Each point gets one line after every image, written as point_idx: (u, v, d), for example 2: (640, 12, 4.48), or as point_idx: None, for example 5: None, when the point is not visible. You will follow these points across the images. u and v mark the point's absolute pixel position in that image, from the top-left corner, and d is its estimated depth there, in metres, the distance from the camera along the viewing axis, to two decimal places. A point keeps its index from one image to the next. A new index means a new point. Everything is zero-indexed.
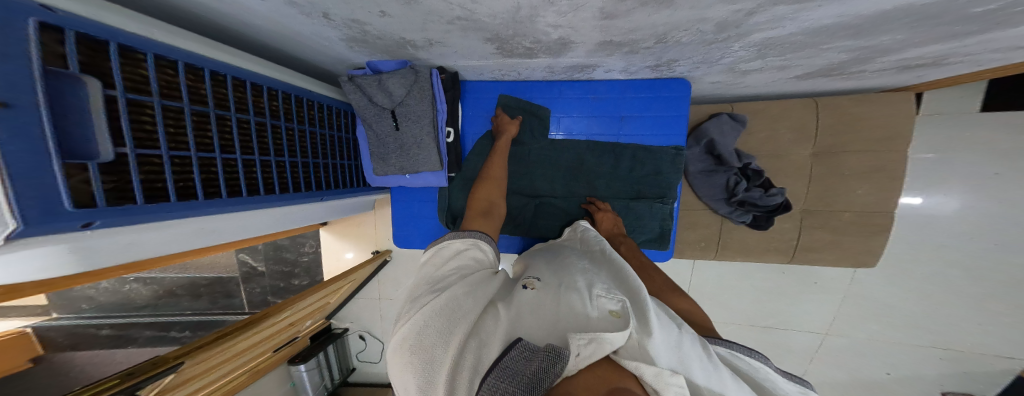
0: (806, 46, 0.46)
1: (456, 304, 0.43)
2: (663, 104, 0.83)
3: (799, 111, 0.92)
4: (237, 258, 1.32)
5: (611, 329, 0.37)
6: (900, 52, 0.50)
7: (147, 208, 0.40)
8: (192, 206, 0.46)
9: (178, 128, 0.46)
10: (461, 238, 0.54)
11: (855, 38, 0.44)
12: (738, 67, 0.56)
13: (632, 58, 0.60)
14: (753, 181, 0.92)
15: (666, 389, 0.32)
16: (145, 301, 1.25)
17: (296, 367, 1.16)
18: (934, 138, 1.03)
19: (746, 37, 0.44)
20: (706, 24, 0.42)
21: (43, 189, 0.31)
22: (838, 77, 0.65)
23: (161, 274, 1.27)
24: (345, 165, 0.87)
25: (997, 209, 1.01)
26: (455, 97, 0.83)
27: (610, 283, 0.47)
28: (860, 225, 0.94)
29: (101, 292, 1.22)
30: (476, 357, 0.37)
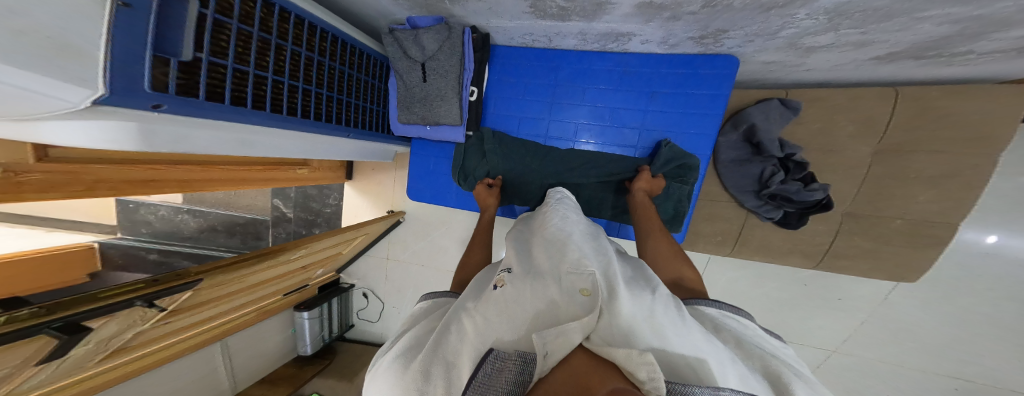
0: (891, 16, 0.39)
1: (419, 341, 0.46)
2: (701, 82, 0.75)
3: (871, 100, 0.79)
4: (271, 203, 1.44)
5: (580, 314, 0.37)
6: (1020, 29, 0.40)
7: (205, 104, 0.43)
8: (241, 112, 0.49)
9: (245, 50, 0.51)
10: (431, 301, 0.57)
11: (960, 7, 0.35)
12: (800, 41, 0.48)
13: (673, 25, 0.54)
14: (792, 174, 0.84)
15: (638, 368, 0.28)
16: (190, 233, 1.40)
17: (300, 314, 1.27)
18: None
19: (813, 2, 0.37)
20: None
21: (134, 74, 0.32)
22: (928, 62, 0.55)
23: (208, 209, 1.41)
24: (374, 111, 0.90)
25: None
26: (483, 59, 0.82)
27: (582, 257, 0.46)
28: (909, 236, 0.84)
29: (157, 219, 1.38)
30: (447, 383, 0.37)
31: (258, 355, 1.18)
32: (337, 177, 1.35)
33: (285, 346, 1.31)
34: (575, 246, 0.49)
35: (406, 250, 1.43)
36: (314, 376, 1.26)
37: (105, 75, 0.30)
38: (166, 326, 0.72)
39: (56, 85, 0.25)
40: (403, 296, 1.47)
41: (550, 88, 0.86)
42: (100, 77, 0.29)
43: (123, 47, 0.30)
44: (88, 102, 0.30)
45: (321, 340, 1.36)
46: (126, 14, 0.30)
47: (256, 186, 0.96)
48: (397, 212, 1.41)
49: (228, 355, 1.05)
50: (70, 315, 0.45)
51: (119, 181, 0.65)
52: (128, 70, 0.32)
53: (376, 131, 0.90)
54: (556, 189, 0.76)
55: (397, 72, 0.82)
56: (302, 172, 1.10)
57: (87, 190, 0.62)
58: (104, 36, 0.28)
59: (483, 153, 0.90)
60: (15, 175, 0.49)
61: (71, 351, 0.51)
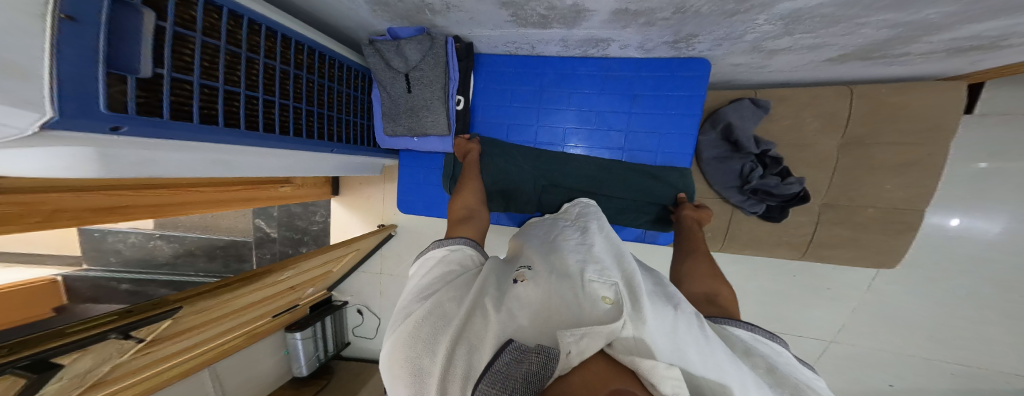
0: (837, 21, 0.42)
1: (441, 310, 0.45)
2: (676, 84, 0.80)
3: (832, 97, 0.86)
4: (253, 223, 1.39)
5: (605, 320, 0.37)
6: (950, 29, 0.44)
7: (172, 124, 0.42)
8: (212, 131, 0.48)
9: (213, 66, 0.50)
10: (445, 249, 0.56)
11: (896, 13, 0.40)
12: (763, 45, 0.52)
13: (648, 31, 0.56)
14: (770, 169, 0.88)
15: (663, 381, 0.29)
16: (165, 259, 1.34)
17: (292, 335, 1.22)
18: (979, 143, 0.97)
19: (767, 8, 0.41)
20: None
21: (85, 93, 0.31)
22: (876, 61, 0.60)
23: (184, 233, 1.35)
24: (358, 123, 0.89)
25: None
26: (468, 68, 0.84)
27: (608, 265, 0.48)
28: (883, 223, 0.89)
29: (127, 246, 1.31)
30: (468, 365, 0.38)
31: (250, 378, 1.10)
32: (323, 193, 1.33)
33: (280, 368, 1.24)
34: (597, 255, 0.51)
35: (400, 264, 1.41)
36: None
37: (52, 96, 0.28)
38: (148, 355, 0.68)
39: (3, 109, 0.24)
40: None
41: (536, 94, 0.88)
42: (46, 100, 0.28)
43: (71, 64, 0.30)
44: (36, 127, 0.28)
45: (316, 360, 1.31)
46: (72, 30, 0.29)
47: (234, 207, 0.92)
48: (389, 225, 1.39)
49: (217, 378, 0.96)
50: (40, 353, 0.42)
51: (83, 209, 0.62)
52: (77, 88, 0.30)
53: (360, 144, 0.90)
54: (581, 200, 0.79)
55: (380, 84, 0.83)
56: (285, 189, 1.08)
57: (48, 221, 0.57)
58: (48, 52, 0.27)
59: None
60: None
61: (46, 388, 0.46)
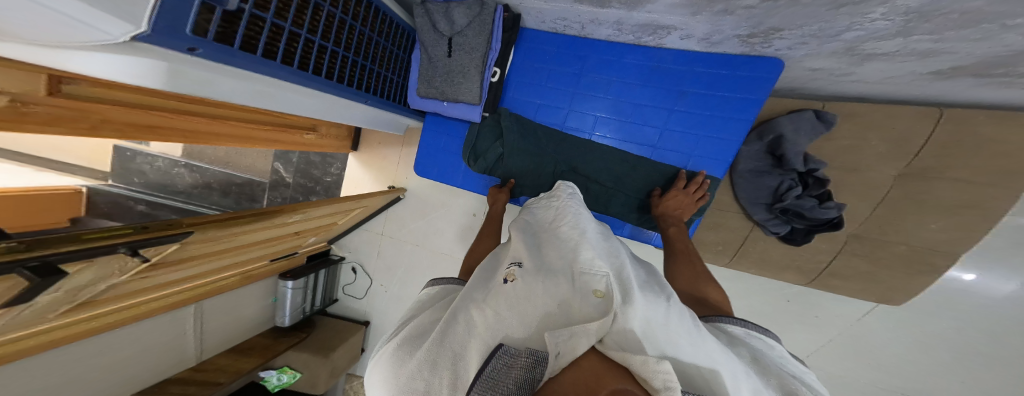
0: (965, 45, 0.35)
1: (422, 329, 0.47)
2: (733, 84, 0.72)
3: (910, 121, 0.76)
4: (272, 166, 1.42)
5: (594, 316, 0.36)
6: None
7: (240, 54, 0.40)
8: (268, 65, 0.46)
9: (285, 6, 0.49)
10: (438, 286, 0.58)
11: None
12: (858, 47, 0.41)
13: (722, 20, 0.46)
14: (809, 190, 0.84)
15: (654, 376, 0.28)
16: (183, 187, 1.36)
17: (284, 282, 1.22)
18: None
19: (870, 24, 0.34)
20: None
21: (176, 12, 0.29)
22: (985, 88, 0.50)
23: (206, 165, 1.37)
24: (395, 81, 0.87)
25: None
26: (511, 40, 0.79)
27: (598, 253, 0.46)
28: (905, 263, 0.86)
29: (152, 170, 1.33)
30: (453, 375, 0.37)
31: (232, 323, 1.13)
32: (343, 146, 1.32)
33: (264, 313, 1.28)
34: (587, 242, 0.49)
35: (402, 228, 1.42)
36: (288, 348, 1.22)
37: (152, 12, 0.26)
38: (146, 280, 0.70)
39: (101, 18, 0.22)
40: (393, 274, 1.46)
41: (574, 77, 0.83)
42: (146, 16, 0.26)
43: None
44: (128, 37, 0.27)
45: (301, 313, 1.32)
46: None
47: (261, 146, 0.92)
48: (398, 188, 1.38)
49: (200, 319, 0.99)
50: (46, 254, 0.43)
51: (126, 124, 0.62)
52: (173, 6, 0.28)
53: (393, 102, 0.86)
54: (565, 183, 0.74)
55: (422, 45, 0.80)
56: (308, 138, 1.07)
57: (91, 130, 0.57)
58: None
59: (499, 135, 0.86)
60: (24, 105, 0.47)
61: (39, 298, 0.49)
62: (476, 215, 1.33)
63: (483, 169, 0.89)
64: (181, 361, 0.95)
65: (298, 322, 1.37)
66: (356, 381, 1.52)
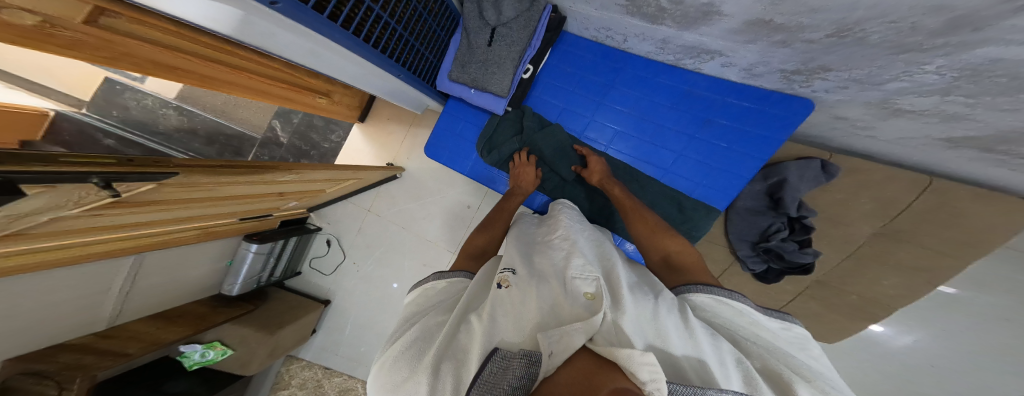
0: (996, 115, 0.37)
1: (429, 332, 0.42)
2: (762, 120, 0.72)
3: (902, 184, 0.80)
4: (269, 123, 1.33)
5: (584, 315, 0.38)
6: None
7: (308, 13, 0.39)
8: (329, 28, 0.44)
9: None
10: (446, 281, 0.51)
11: None
12: (893, 99, 0.44)
13: (774, 51, 0.49)
14: (794, 235, 0.88)
15: (641, 369, 0.27)
16: (165, 129, 1.23)
17: (248, 244, 1.12)
18: None
19: (921, 76, 0.36)
20: (882, 37, 0.34)
21: None
22: (972, 162, 0.55)
23: (198, 112, 1.27)
24: (428, 61, 0.84)
25: None
26: (552, 40, 0.79)
27: (588, 259, 0.49)
28: (855, 310, 0.95)
29: (137, 108, 1.20)
30: (457, 378, 0.34)
31: (168, 284, 0.98)
32: (351, 114, 1.28)
33: (211, 278, 1.15)
34: (580, 250, 0.51)
35: (392, 207, 1.37)
36: (227, 320, 1.05)
37: None
38: (93, 219, 0.55)
39: None
40: (370, 254, 1.39)
41: (604, 88, 0.84)
42: None
43: None
44: None
45: (254, 282, 1.20)
46: None
47: (271, 101, 0.87)
48: (396, 167, 1.34)
49: (134, 277, 0.86)
50: (13, 172, 0.32)
51: (147, 60, 0.52)
52: None
53: (422, 80, 0.83)
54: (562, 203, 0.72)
55: (464, 30, 0.78)
56: (319, 101, 1.01)
57: (110, 59, 0.46)
58: None
59: (519, 130, 0.86)
60: (49, 28, 0.35)
61: None
62: (470, 207, 1.31)
63: (495, 162, 0.87)
64: (90, 322, 0.80)
65: (247, 293, 1.24)
66: (295, 364, 1.39)
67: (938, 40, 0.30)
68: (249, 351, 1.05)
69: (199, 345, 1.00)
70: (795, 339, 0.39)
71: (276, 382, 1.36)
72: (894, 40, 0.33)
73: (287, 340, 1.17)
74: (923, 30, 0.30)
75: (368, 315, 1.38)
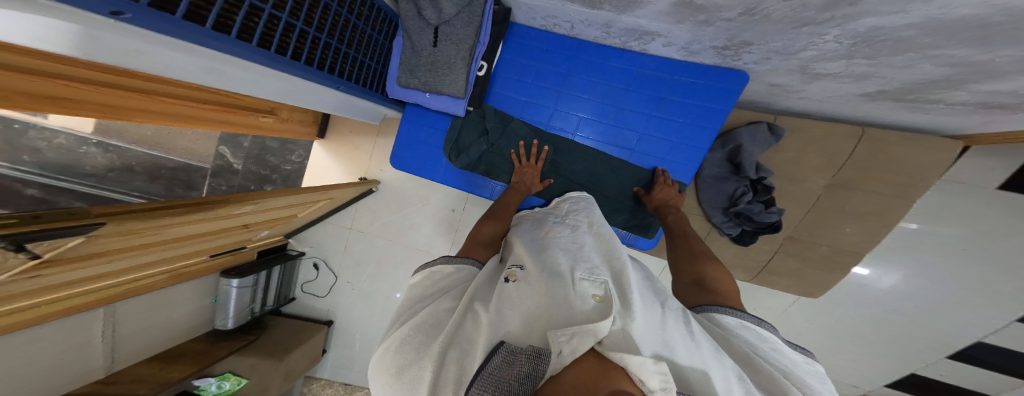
0: (894, 71, 0.41)
1: (436, 320, 0.43)
2: (711, 95, 0.75)
3: (842, 137, 0.87)
4: (216, 150, 1.30)
5: (595, 318, 0.36)
6: (972, 97, 0.44)
7: (185, 25, 0.34)
8: (224, 41, 0.40)
9: None
10: (453, 266, 0.52)
11: (969, 51, 0.31)
12: (812, 66, 0.46)
13: (702, 30, 0.50)
14: (758, 196, 0.92)
15: (649, 377, 0.28)
16: (95, 170, 1.13)
17: (228, 281, 1.08)
18: (936, 211, 1.01)
19: (823, 44, 0.39)
20: (784, 11, 0.35)
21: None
22: (895, 110, 0.59)
23: (128, 146, 1.17)
24: (371, 68, 0.82)
25: (960, 292, 1.03)
26: (499, 35, 0.79)
27: (598, 264, 0.49)
28: (828, 260, 1.00)
29: (51, 149, 1.06)
30: (460, 370, 0.35)
31: (156, 327, 0.95)
32: (307, 131, 1.26)
33: (201, 316, 1.11)
34: (586, 254, 0.51)
35: (374, 222, 1.36)
36: (231, 353, 1.05)
37: None
38: (44, 281, 0.52)
39: None
40: (360, 271, 1.38)
41: (562, 77, 0.83)
42: None
43: None
44: None
45: (248, 313, 1.17)
46: None
47: (208, 127, 0.85)
48: (371, 180, 1.33)
49: (112, 325, 0.81)
50: None
51: (27, 95, 0.46)
52: None
53: (369, 88, 0.82)
54: (580, 196, 0.75)
55: (406, 32, 0.75)
56: (265, 120, 0.99)
57: None
58: None
59: (485, 131, 0.84)
60: None
61: None
62: (454, 210, 1.31)
63: (466, 165, 0.86)
64: (86, 372, 0.77)
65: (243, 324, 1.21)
66: (315, 384, 1.40)
67: (826, 14, 0.33)
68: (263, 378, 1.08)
69: (213, 377, 0.99)
70: (816, 373, 0.39)
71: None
72: (793, 16, 0.36)
73: (299, 362, 1.17)
74: (813, 5, 0.32)
75: (373, 328, 1.38)
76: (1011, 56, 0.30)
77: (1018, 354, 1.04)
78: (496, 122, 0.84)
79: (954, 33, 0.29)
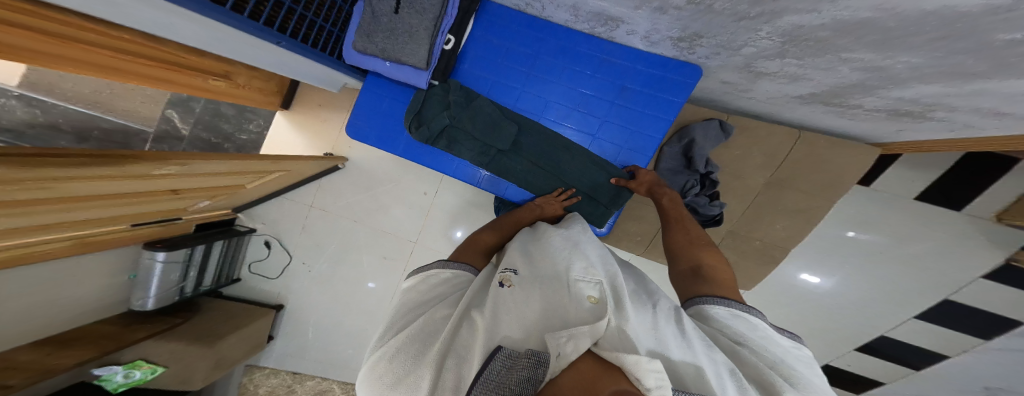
0: (819, 73, 0.44)
1: (432, 327, 0.43)
2: (669, 87, 0.76)
3: (781, 138, 0.92)
4: (163, 114, 1.20)
5: (590, 319, 0.38)
6: (884, 98, 0.48)
7: None
8: None
9: None
10: (449, 270, 0.52)
11: (875, 54, 0.34)
12: (753, 64, 0.49)
13: (658, 18, 0.51)
14: (705, 190, 0.96)
15: (645, 375, 0.27)
16: (12, 124, 1.03)
17: (153, 254, 0.96)
18: (862, 216, 1.11)
19: (760, 41, 0.41)
20: (722, 2, 0.36)
21: None
22: (827, 112, 0.64)
23: (54, 101, 1.07)
24: (328, 32, 0.79)
25: (873, 288, 1.15)
26: (467, 9, 0.77)
27: (591, 264, 0.50)
28: (760, 253, 1.06)
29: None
30: (459, 376, 0.35)
31: (58, 301, 0.84)
32: (270, 100, 1.19)
33: (116, 294, 1.01)
34: (584, 256, 0.52)
35: (336, 199, 1.32)
36: (148, 337, 0.94)
37: None
38: None
39: None
40: (318, 250, 1.34)
41: (530, 58, 0.82)
42: None
43: None
44: None
45: (174, 294, 1.06)
46: None
47: (136, 81, 0.76)
48: (337, 157, 1.28)
49: None
50: None
51: None
52: None
53: (325, 53, 0.76)
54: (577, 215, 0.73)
55: None
56: (215, 83, 0.92)
57: None
58: None
59: (447, 105, 0.81)
60: None
61: None
62: (427, 194, 1.30)
63: (426, 139, 0.81)
64: None
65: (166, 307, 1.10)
66: (258, 373, 1.35)
67: (758, 9, 0.34)
68: (189, 365, 0.98)
69: (119, 365, 0.89)
70: (804, 358, 0.39)
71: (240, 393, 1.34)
72: (730, 8, 0.36)
73: (232, 351, 1.10)
74: None
75: (330, 309, 1.36)
76: (906, 62, 0.34)
77: (926, 351, 1.15)
78: (460, 97, 0.81)
79: (861, 36, 0.32)
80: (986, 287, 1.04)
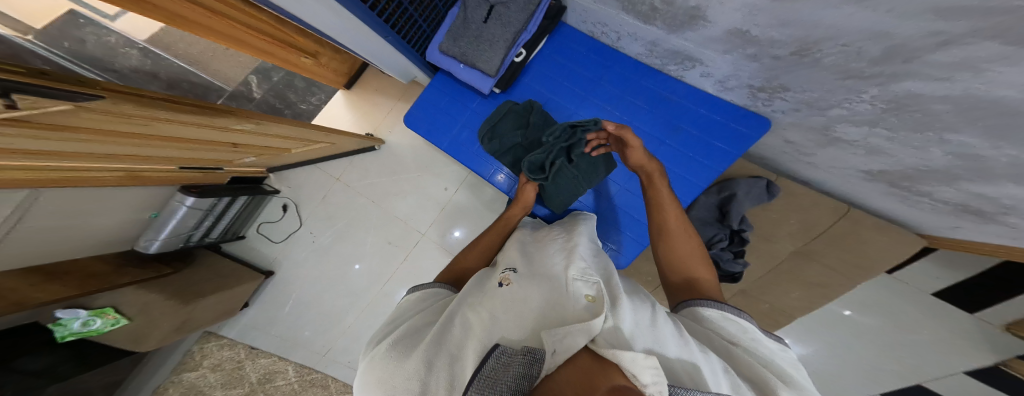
0: (908, 149, 0.46)
1: (416, 332, 0.42)
2: (725, 135, 0.76)
3: (824, 210, 0.89)
4: (245, 77, 1.25)
5: (586, 317, 0.36)
6: (956, 188, 0.48)
7: None
8: None
9: None
10: (419, 292, 0.51)
11: (982, 141, 0.35)
12: (835, 126, 0.52)
13: (745, 65, 0.53)
14: (732, 246, 0.95)
15: (641, 371, 0.25)
16: (120, 67, 1.18)
17: (183, 197, 0.98)
18: (903, 311, 1.02)
19: (858, 104, 0.44)
20: (838, 58, 0.39)
21: None
22: (891, 192, 0.63)
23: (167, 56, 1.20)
24: (422, 30, 0.86)
25: (882, 375, 1.10)
26: (547, 28, 0.82)
27: (589, 264, 0.47)
28: (766, 316, 1.09)
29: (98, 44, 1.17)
30: (451, 376, 0.34)
31: (64, 230, 0.81)
32: (338, 79, 1.24)
33: (129, 229, 1.01)
34: (579, 254, 0.49)
35: (363, 178, 1.34)
36: (130, 283, 0.93)
37: None
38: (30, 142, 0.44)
39: None
40: (331, 226, 1.35)
41: (591, 82, 0.85)
42: None
43: None
44: None
45: (180, 242, 1.07)
46: None
47: (251, 54, 0.81)
48: (377, 139, 1.31)
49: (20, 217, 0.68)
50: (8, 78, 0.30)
51: None
52: None
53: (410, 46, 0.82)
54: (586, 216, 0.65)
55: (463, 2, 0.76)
56: (305, 61, 0.96)
57: None
58: None
59: (524, 124, 0.81)
60: None
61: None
62: (449, 189, 1.30)
63: (494, 152, 0.82)
64: None
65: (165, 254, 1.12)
66: (212, 342, 1.32)
67: (875, 69, 0.36)
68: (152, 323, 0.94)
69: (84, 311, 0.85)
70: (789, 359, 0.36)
71: (182, 362, 1.30)
72: (842, 63, 0.39)
73: (203, 313, 1.06)
74: (868, 56, 0.35)
75: (320, 289, 1.35)
76: (1012, 156, 0.34)
77: None
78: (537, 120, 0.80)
79: (979, 118, 0.33)
80: (975, 388, 0.98)
